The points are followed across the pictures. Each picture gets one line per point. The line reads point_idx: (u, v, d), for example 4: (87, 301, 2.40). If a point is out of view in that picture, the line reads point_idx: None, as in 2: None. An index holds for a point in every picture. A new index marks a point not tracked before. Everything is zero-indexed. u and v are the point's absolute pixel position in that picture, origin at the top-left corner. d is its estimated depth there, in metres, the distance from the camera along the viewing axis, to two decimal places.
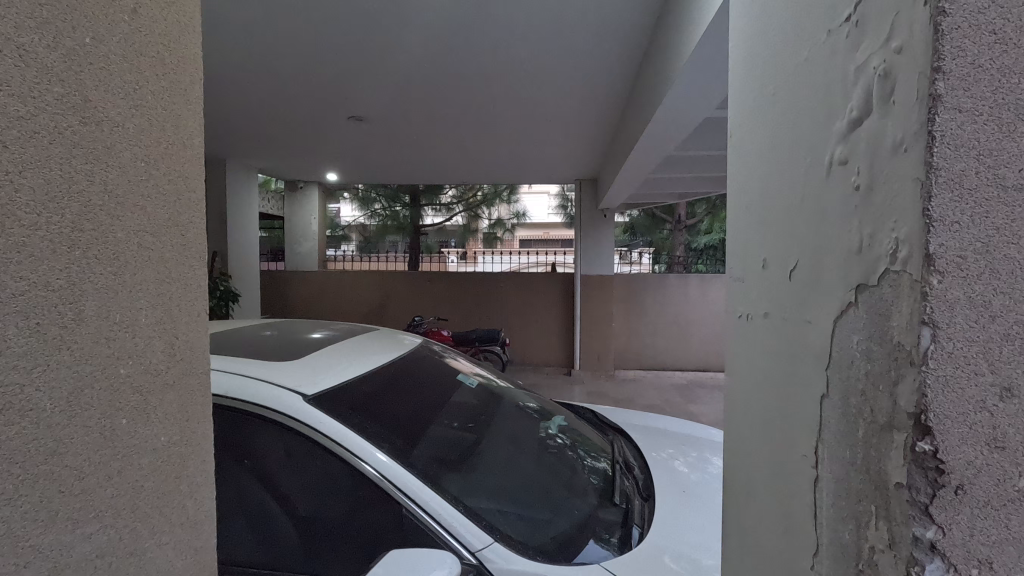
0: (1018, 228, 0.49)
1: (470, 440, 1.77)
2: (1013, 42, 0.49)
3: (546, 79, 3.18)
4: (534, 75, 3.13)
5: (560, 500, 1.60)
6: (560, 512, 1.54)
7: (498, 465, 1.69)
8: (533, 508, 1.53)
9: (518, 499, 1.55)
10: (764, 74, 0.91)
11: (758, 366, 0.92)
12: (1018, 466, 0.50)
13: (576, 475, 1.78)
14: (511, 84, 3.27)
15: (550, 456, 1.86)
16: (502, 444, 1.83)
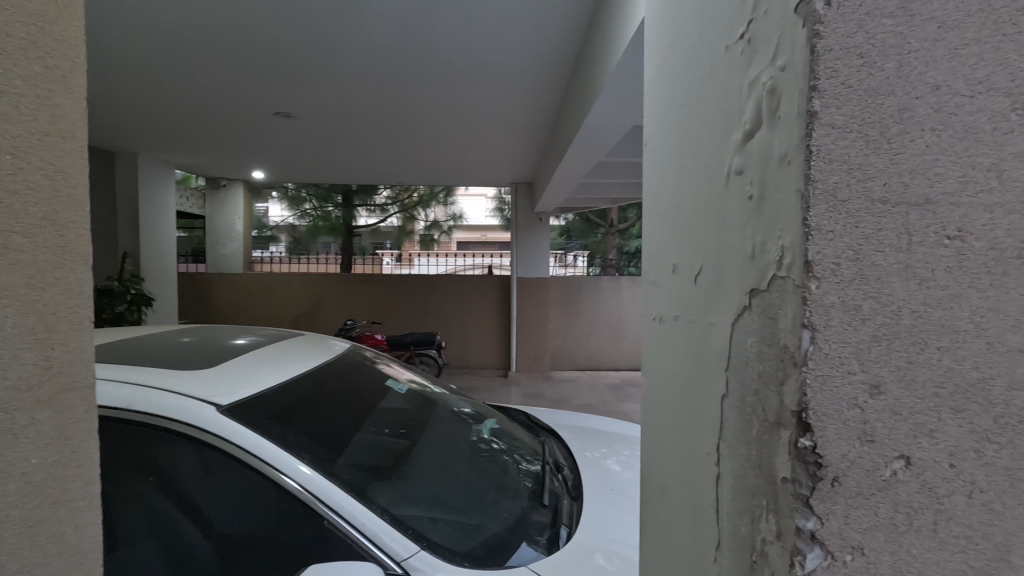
0: (886, 237, 0.53)
1: (400, 447, 1.72)
2: (878, 65, 0.52)
3: (481, 83, 3.18)
4: (469, 79, 3.13)
5: (491, 504, 1.59)
6: (490, 516, 1.53)
7: (430, 471, 1.66)
8: (463, 514, 1.50)
9: (448, 505, 1.52)
10: (674, 85, 0.94)
11: (671, 367, 0.94)
12: (886, 458, 0.53)
13: (508, 477, 1.78)
14: (446, 87, 3.25)
15: (482, 459, 1.85)
16: (434, 450, 1.80)
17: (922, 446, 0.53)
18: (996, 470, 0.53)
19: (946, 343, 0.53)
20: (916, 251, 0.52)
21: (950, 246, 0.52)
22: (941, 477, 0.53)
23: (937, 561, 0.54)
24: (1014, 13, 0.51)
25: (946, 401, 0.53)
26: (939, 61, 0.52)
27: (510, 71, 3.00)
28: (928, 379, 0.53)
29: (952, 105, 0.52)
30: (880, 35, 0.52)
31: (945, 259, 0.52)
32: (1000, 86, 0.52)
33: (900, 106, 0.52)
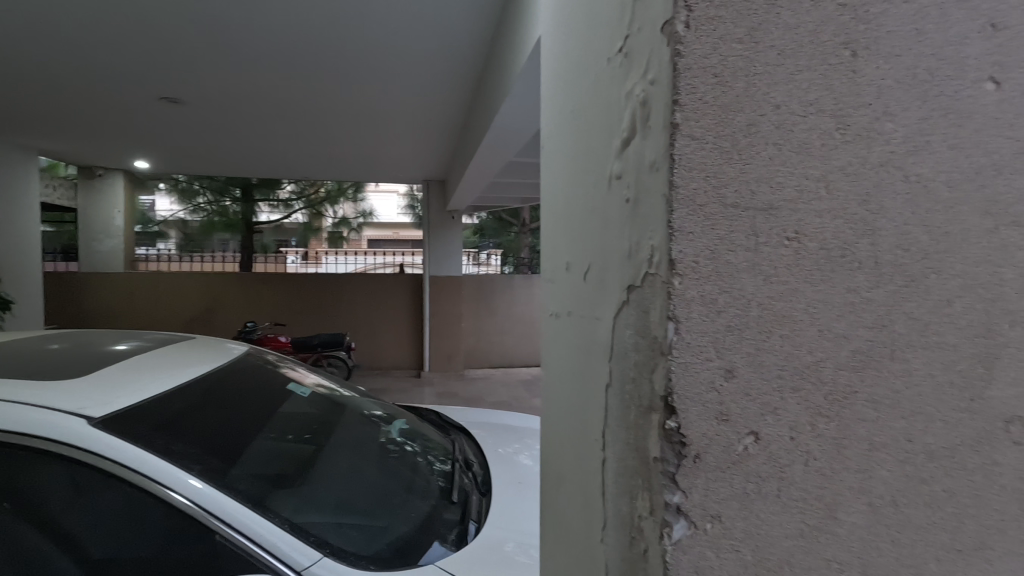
0: (737, 237, 0.59)
1: (303, 453, 1.66)
2: (730, 84, 0.58)
3: (389, 78, 3.13)
4: (377, 74, 3.06)
5: (400, 504, 1.57)
6: (397, 516, 1.51)
7: (335, 475, 1.61)
8: (369, 516, 1.48)
9: (354, 509, 1.48)
10: (568, 89, 0.98)
11: (565, 359, 0.99)
12: (739, 434, 0.60)
13: (417, 477, 1.76)
14: (353, 80, 3.16)
15: (390, 460, 1.82)
16: (340, 454, 1.75)
17: (768, 422, 0.60)
18: (827, 440, 0.62)
19: (786, 331, 0.60)
20: (762, 250, 0.59)
21: (788, 246, 0.60)
22: (783, 449, 0.61)
23: (781, 523, 0.62)
24: (837, 45, 0.60)
25: (786, 382, 0.61)
26: (779, 84, 0.59)
27: (419, 67, 2.98)
28: (772, 363, 0.60)
29: (790, 122, 0.59)
30: (730, 57, 0.58)
31: (785, 257, 0.60)
32: (827, 108, 0.60)
33: (748, 121, 0.59)
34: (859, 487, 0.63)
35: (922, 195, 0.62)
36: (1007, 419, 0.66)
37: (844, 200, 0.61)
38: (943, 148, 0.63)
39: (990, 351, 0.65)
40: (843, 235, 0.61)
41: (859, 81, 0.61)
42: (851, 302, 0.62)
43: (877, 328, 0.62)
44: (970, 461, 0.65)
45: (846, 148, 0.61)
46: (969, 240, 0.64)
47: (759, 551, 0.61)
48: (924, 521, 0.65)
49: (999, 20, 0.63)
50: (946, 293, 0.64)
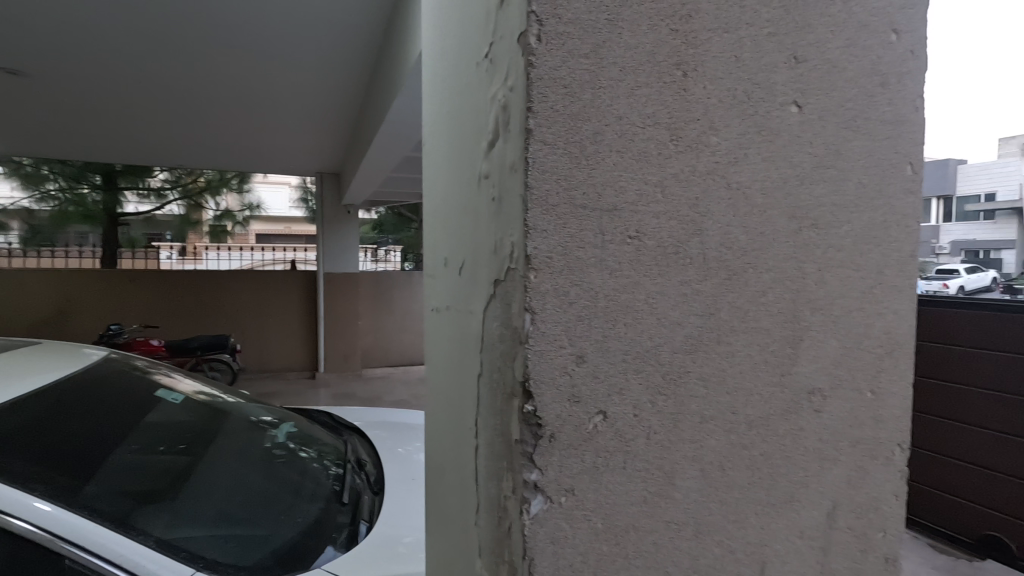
0: (585, 235, 0.65)
1: (177, 464, 1.54)
2: (578, 95, 0.64)
3: (277, 64, 2.98)
4: (263, 59, 2.91)
5: (286, 510, 1.51)
6: (283, 522, 1.46)
7: (214, 485, 1.51)
8: (252, 524, 1.41)
9: (235, 518, 1.41)
10: (446, 88, 1.00)
11: (445, 353, 1.01)
12: (589, 414, 0.66)
13: (306, 479, 1.70)
14: (237, 63, 2.96)
15: (276, 464, 1.74)
16: (220, 462, 1.64)
17: (614, 402, 0.67)
18: (664, 416, 0.70)
19: (629, 320, 0.67)
20: (608, 247, 0.66)
21: (631, 243, 0.67)
22: (627, 424, 0.68)
23: (626, 491, 0.69)
24: (670, 66, 0.68)
25: (630, 365, 0.68)
26: (621, 96, 0.65)
27: (311, 55, 2.87)
28: (618, 348, 0.67)
29: (631, 132, 0.66)
30: (579, 70, 0.64)
31: (628, 253, 0.67)
32: (662, 121, 0.68)
33: (594, 130, 0.65)
34: (692, 455, 0.72)
35: (741, 201, 0.72)
36: (809, 390, 0.78)
37: (677, 203, 0.69)
38: (758, 160, 0.73)
39: (796, 334, 0.77)
40: (676, 234, 0.69)
41: (689, 98, 0.69)
42: (684, 293, 0.70)
43: (706, 316, 0.71)
44: (781, 427, 0.77)
45: (679, 157, 0.69)
46: (778, 240, 0.75)
47: (607, 518, 0.68)
48: (745, 481, 0.75)
49: (801, 53, 0.75)
50: (761, 285, 0.75)
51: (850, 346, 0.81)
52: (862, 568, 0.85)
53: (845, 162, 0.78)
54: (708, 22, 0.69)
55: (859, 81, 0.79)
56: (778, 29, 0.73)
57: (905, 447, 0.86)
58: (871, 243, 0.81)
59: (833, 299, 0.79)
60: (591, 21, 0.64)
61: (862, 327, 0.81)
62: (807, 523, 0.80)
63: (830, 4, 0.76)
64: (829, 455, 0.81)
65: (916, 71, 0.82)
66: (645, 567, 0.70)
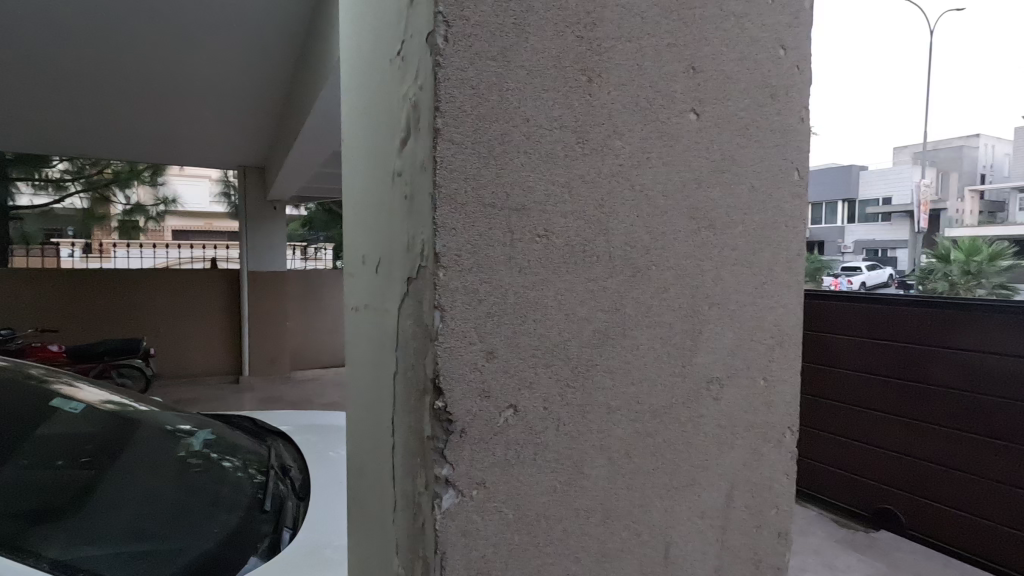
0: (494, 233, 0.67)
1: (79, 477, 1.43)
2: (485, 96, 0.65)
3: (194, 53, 2.83)
4: (179, 46, 2.75)
5: (202, 520, 1.43)
6: (199, 532, 1.39)
7: (120, 497, 1.41)
8: (164, 536, 1.33)
9: (145, 530, 1.33)
10: (362, 84, 0.98)
11: (365, 352, 1.00)
12: (499, 407, 0.68)
13: (225, 484, 1.62)
14: (149, 50, 2.78)
15: (194, 470, 1.64)
16: (130, 472, 1.53)
17: (524, 396, 0.69)
18: (573, 407, 0.73)
19: (538, 316, 0.70)
20: (516, 245, 0.68)
21: (539, 241, 0.69)
22: (537, 417, 0.71)
23: (536, 481, 0.71)
24: (575, 71, 0.70)
25: (538, 359, 0.70)
26: (528, 99, 0.68)
27: (231, 45, 2.74)
28: (528, 344, 0.69)
29: (537, 133, 0.68)
30: (485, 72, 0.65)
31: (537, 251, 0.69)
32: (568, 124, 0.70)
33: (501, 132, 0.66)
34: (600, 444, 0.75)
35: (644, 202, 0.77)
36: (708, 379, 0.84)
37: (583, 204, 0.72)
38: (659, 164, 0.78)
39: (695, 326, 0.82)
40: (584, 233, 0.72)
41: (594, 102, 0.72)
42: (591, 289, 0.73)
43: (612, 311, 0.75)
44: (682, 415, 0.82)
45: (585, 159, 0.72)
46: (679, 239, 0.80)
47: (518, 509, 0.70)
48: (650, 467, 0.80)
49: (698, 64, 0.80)
50: (663, 281, 0.79)
51: (744, 338, 0.87)
52: (756, 544, 0.92)
53: (739, 167, 0.84)
54: (611, 30, 0.73)
55: (751, 92, 0.85)
56: (677, 41, 0.78)
57: (794, 430, 0.94)
58: (762, 243, 0.87)
59: (728, 295, 0.85)
60: (497, 25, 0.65)
61: (755, 319, 0.88)
62: (708, 504, 0.86)
63: (725, 19, 0.82)
64: (727, 440, 0.87)
65: (802, 85, 0.89)
66: (554, 554, 0.73)
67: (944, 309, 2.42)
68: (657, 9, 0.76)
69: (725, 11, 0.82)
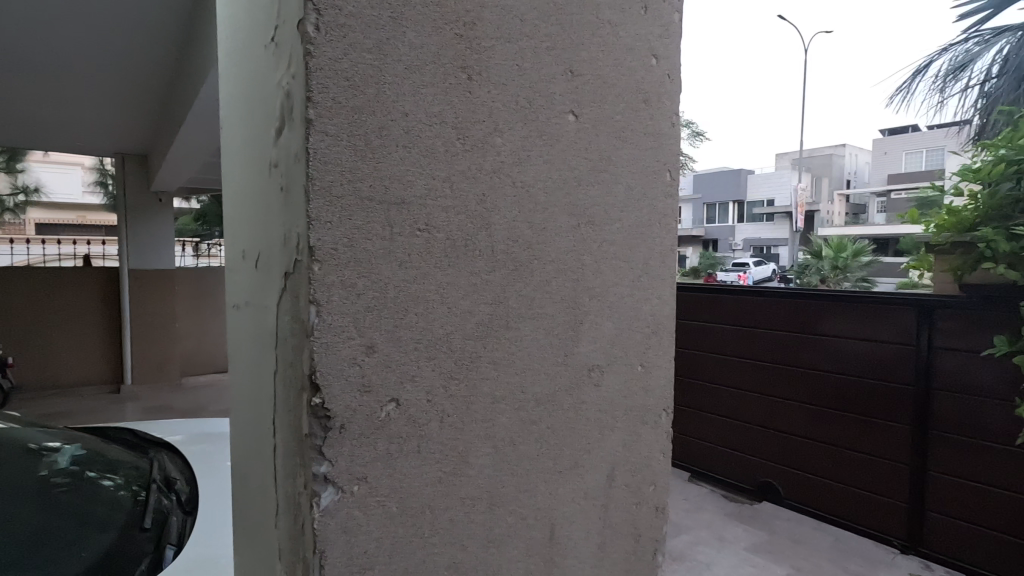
0: (373, 228, 0.67)
1: None
2: (361, 89, 0.65)
3: (56, 28, 2.53)
4: (37, 19, 2.44)
5: (71, 542, 1.30)
6: (66, 556, 1.26)
7: None
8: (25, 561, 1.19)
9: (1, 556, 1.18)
10: (238, 67, 0.92)
11: (246, 353, 0.94)
12: (381, 401, 0.68)
13: (99, 500, 1.47)
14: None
15: (61, 484, 1.47)
16: None
17: (407, 390, 0.70)
18: (457, 399, 0.75)
19: (419, 309, 0.70)
20: (395, 239, 0.68)
21: (420, 236, 0.70)
22: (420, 411, 0.71)
23: (420, 473, 0.72)
24: (455, 68, 0.72)
25: (421, 351, 0.71)
26: (407, 94, 0.68)
27: (102, 22, 2.47)
28: (409, 338, 0.70)
29: (417, 128, 0.69)
30: (360, 64, 0.65)
31: (418, 246, 0.70)
32: (448, 120, 0.71)
33: (379, 125, 0.66)
34: (484, 433, 0.77)
35: (526, 199, 0.79)
36: (590, 366, 0.89)
37: (465, 199, 0.73)
38: (540, 161, 0.81)
39: (576, 317, 0.86)
40: (465, 227, 0.74)
41: (474, 100, 0.74)
42: (474, 283, 0.75)
43: (495, 304, 0.77)
44: (565, 402, 0.86)
45: (465, 155, 0.73)
46: (559, 234, 0.84)
47: (401, 501, 0.71)
48: (534, 453, 0.83)
49: (577, 67, 0.84)
50: (544, 275, 0.82)
51: (623, 327, 0.93)
52: (637, 519, 0.98)
53: (615, 167, 0.90)
54: (490, 30, 0.74)
55: (626, 95, 0.90)
56: (554, 43, 0.81)
57: (670, 411, 1.01)
58: (639, 238, 0.93)
59: (607, 287, 0.90)
60: (372, 16, 0.65)
61: (633, 310, 0.94)
62: (590, 486, 0.91)
63: (600, 26, 0.86)
64: (608, 423, 0.92)
65: (673, 92, 0.96)
66: (439, 544, 0.74)
67: (814, 299, 2.70)
68: (535, 13, 0.79)
69: (601, 18, 0.86)
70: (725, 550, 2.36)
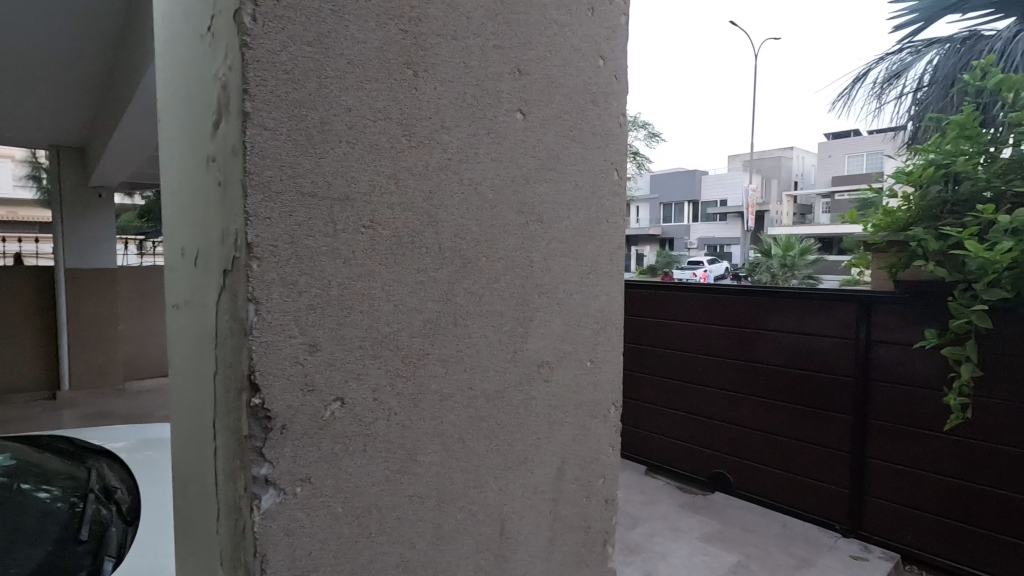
0: (315, 225, 0.65)
1: None
2: (301, 82, 0.64)
3: None
4: None
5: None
6: None
7: None
8: None
9: None
10: (175, 57, 0.89)
11: (186, 355, 0.91)
12: (325, 401, 0.67)
13: (31, 512, 1.39)
14: None
15: None
16: None
17: (351, 388, 0.69)
18: (404, 397, 0.74)
19: (365, 307, 0.70)
20: (339, 236, 0.67)
21: (364, 233, 0.69)
22: (366, 409, 0.71)
23: (366, 473, 0.71)
24: (399, 64, 0.71)
25: (367, 349, 0.70)
26: (350, 89, 0.67)
27: (32, 6, 2.33)
28: (353, 336, 0.69)
29: (361, 124, 0.68)
30: (300, 57, 0.63)
31: (362, 242, 0.69)
32: (393, 116, 0.71)
33: (321, 119, 0.65)
34: (432, 431, 0.77)
35: (473, 196, 0.79)
36: (539, 363, 0.90)
37: (411, 195, 0.73)
38: (487, 159, 0.81)
39: (525, 314, 0.87)
40: (411, 224, 0.73)
41: (420, 96, 0.73)
42: (420, 280, 0.75)
43: (442, 301, 0.77)
44: (514, 398, 0.87)
45: (411, 152, 0.73)
46: (508, 231, 0.84)
47: (346, 501, 0.70)
48: (483, 450, 0.84)
49: (524, 66, 0.85)
50: (493, 272, 0.83)
51: (572, 324, 0.94)
52: (586, 512, 1.00)
53: (563, 166, 0.91)
54: (435, 27, 0.74)
55: (574, 95, 0.91)
56: (501, 42, 0.82)
57: (619, 406, 1.03)
58: (587, 236, 0.95)
59: (556, 285, 0.91)
60: (312, 9, 0.64)
61: (581, 306, 0.95)
62: (540, 481, 0.92)
63: (547, 26, 0.87)
64: (557, 418, 0.94)
65: (620, 93, 0.98)
66: (386, 543, 0.74)
67: (762, 296, 2.80)
68: (481, 11, 0.79)
69: (548, 18, 0.87)
70: (679, 541, 2.42)
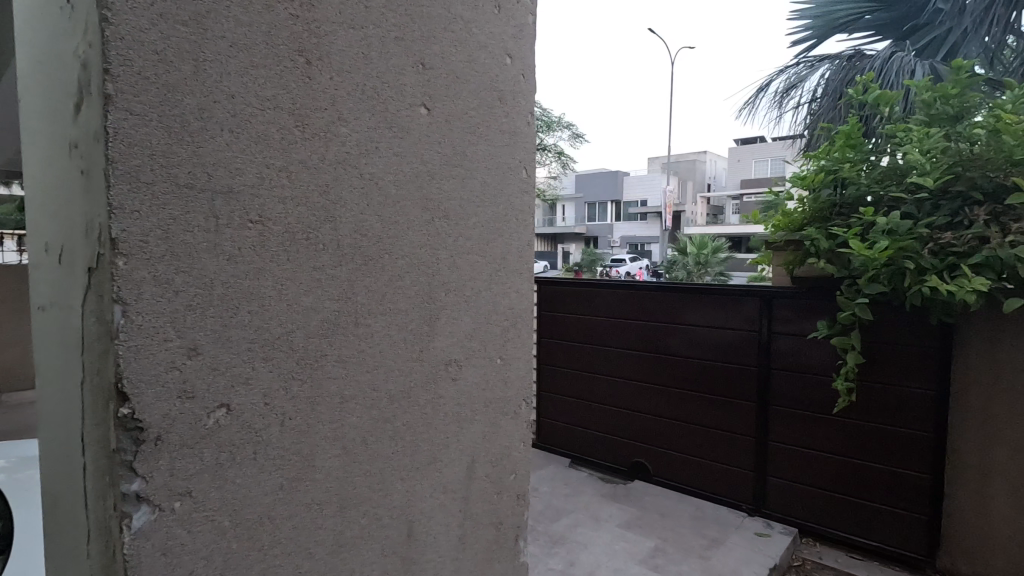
0: (193, 218, 0.61)
1: None
2: (173, 65, 0.59)
3: None
4: None
5: None
6: None
7: None
8: None
9: None
10: (33, 23, 0.78)
11: (52, 363, 0.81)
12: (207, 408, 0.63)
13: None
14: None
15: None
16: None
17: (239, 394, 0.65)
18: (300, 401, 0.71)
19: (254, 307, 0.66)
20: (221, 231, 0.63)
21: (251, 228, 0.65)
22: (255, 415, 0.67)
23: (257, 481, 0.68)
24: (290, 51, 0.68)
25: (256, 351, 0.66)
26: (233, 75, 0.63)
27: None
28: (240, 338, 0.65)
29: (245, 113, 0.64)
30: (174, 38, 0.59)
31: (249, 239, 0.65)
32: (284, 105, 0.67)
33: (199, 106, 0.61)
34: (332, 434, 0.74)
35: (374, 192, 0.77)
36: (447, 362, 0.89)
37: (305, 189, 0.70)
38: (390, 154, 0.79)
39: (431, 312, 0.86)
40: (307, 219, 0.70)
41: (314, 86, 0.70)
42: (318, 279, 0.72)
43: (341, 299, 0.74)
44: (420, 398, 0.85)
45: (305, 143, 0.70)
46: (412, 228, 0.82)
47: (234, 514, 0.66)
48: (388, 452, 0.82)
49: (427, 60, 0.83)
50: (397, 271, 0.81)
51: (481, 321, 0.94)
52: (498, 508, 1.00)
53: (470, 162, 0.90)
54: (330, 14, 0.71)
55: (481, 92, 0.91)
56: (402, 33, 0.80)
57: (530, 401, 1.05)
58: (496, 233, 0.95)
59: (464, 283, 0.91)
60: None
61: (490, 304, 0.95)
62: (450, 480, 0.91)
63: (453, 21, 0.86)
64: (466, 416, 0.93)
65: (528, 91, 0.98)
66: (281, 554, 0.70)
67: (676, 292, 2.94)
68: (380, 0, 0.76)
69: (453, 14, 0.86)
70: (600, 530, 2.50)
